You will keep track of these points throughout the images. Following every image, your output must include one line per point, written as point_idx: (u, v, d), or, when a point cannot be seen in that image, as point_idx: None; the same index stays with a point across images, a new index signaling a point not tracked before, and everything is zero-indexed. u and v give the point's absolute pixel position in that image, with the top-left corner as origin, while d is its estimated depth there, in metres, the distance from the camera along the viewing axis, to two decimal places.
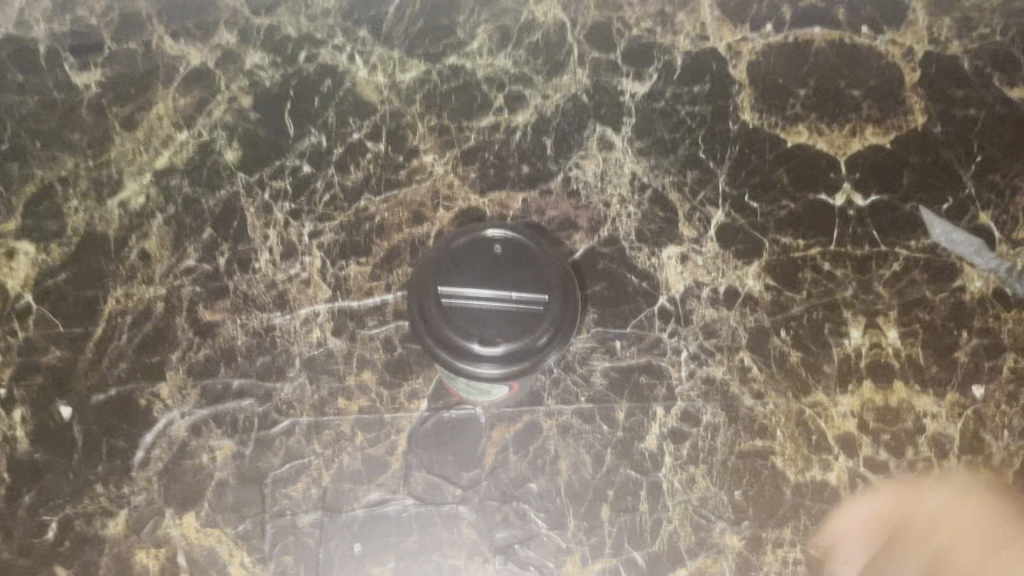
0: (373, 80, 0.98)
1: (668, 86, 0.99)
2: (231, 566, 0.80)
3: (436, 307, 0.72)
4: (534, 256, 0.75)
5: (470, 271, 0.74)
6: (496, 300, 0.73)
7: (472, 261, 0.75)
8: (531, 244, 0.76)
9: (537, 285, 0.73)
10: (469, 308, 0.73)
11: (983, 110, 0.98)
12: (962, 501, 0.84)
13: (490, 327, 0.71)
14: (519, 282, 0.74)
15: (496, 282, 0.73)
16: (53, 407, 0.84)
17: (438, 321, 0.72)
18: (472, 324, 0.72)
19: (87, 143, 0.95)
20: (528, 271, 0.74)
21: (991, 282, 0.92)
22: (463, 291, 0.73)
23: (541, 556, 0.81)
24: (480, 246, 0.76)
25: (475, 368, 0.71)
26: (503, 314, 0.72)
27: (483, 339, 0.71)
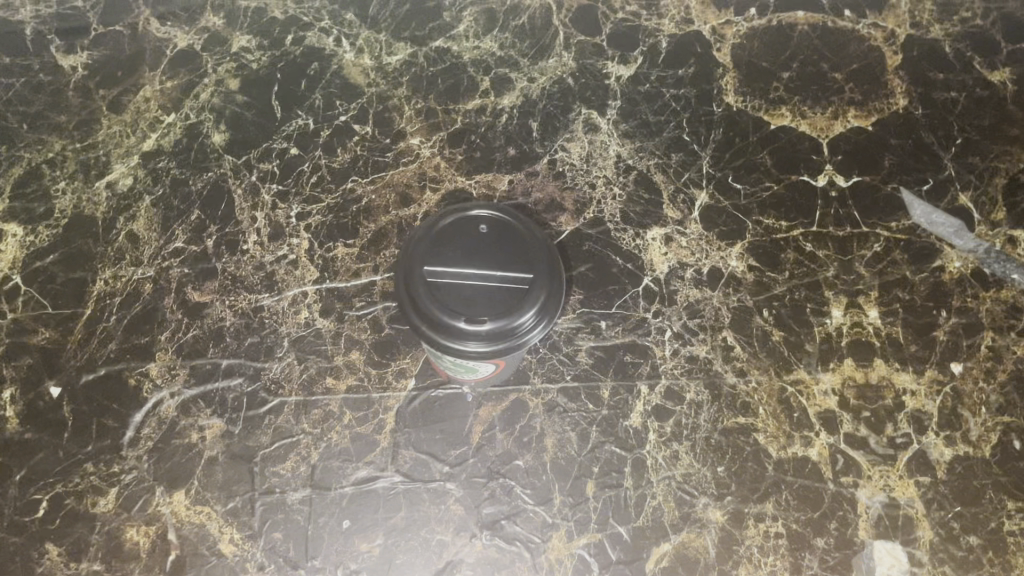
0: (361, 62, 1.01)
1: (653, 69, 1.03)
2: (220, 544, 0.79)
3: (422, 284, 0.73)
4: (520, 235, 0.76)
5: (456, 249, 0.75)
6: (481, 277, 0.73)
7: (457, 240, 0.75)
8: (517, 223, 0.77)
9: (522, 263, 0.74)
10: (455, 286, 0.73)
11: (960, 94, 1.02)
12: (942, 477, 0.84)
13: (475, 303, 0.72)
14: (504, 260, 0.74)
15: (481, 259, 0.74)
16: (42, 386, 0.85)
17: (424, 298, 0.72)
18: (457, 300, 0.72)
19: (76, 126, 0.96)
20: (514, 250, 0.75)
21: (970, 262, 0.93)
22: (449, 269, 0.74)
23: (526, 531, 0.81)
24: (466, 225, 0.77)
25: (461, 345, 0.72)
26: (489, 291, 0.73)
27: (468, 316, 0.72)
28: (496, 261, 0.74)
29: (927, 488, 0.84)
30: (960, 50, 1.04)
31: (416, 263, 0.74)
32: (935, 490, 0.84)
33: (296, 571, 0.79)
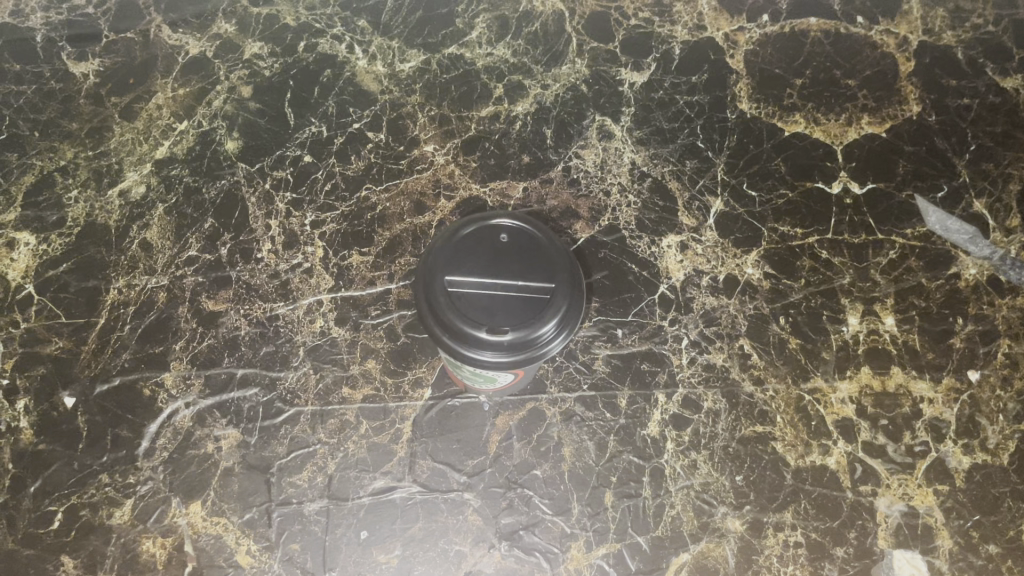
0: (373, 69, 1.01)
1: (666, 76, 1.02)
2: (237, 555, 0.79)
3: (443, 293, 0.72)
4: (541, 245, 0.76)
5: (476, 258, 0.74)
6: (502, 287, 0.73)
7: (478, 249, 0.75)
8: (538, 233, 0.76)
9: (543, 272, 0.74)
10: (476, 295, 0.73)
11: (973, 101, 1.01)
12: (961, 485, 0.84)
13: (496, 313, 0.71)
14: (524, 270, 0.74)
15: (502, 269, 0.74)
16: (56, 397, 0.84)
17: (445, 308, 0.72)
18: (479, 310, 0.72)
19: (88, 133, 0.95)
20: (534, 260, 0.75)
21: (985, 269, 0.93)
22: (469, 278, 0.73)
23: (545, 541, 0.81)
24: (487, 235, 0.76)
25: (482, 355, 0.71)
26: (509, 300, 0.72)
27: (489, 326, 0.71)
28: (517, 270, 0.74)
29: (946, 496, 0.84)
30: (973, 57, 1.03)
31: (437, 272, 0.74)
32: (954, 498, 0.84)
33: None
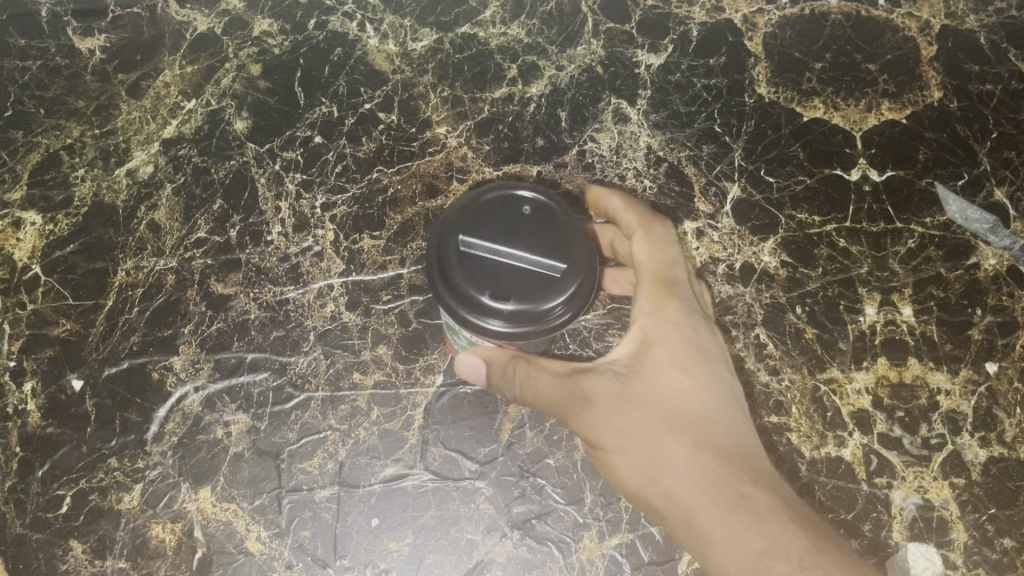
0: (385, 48, 0.99)
1: (683, 58, 1.01)
2: (246, 542, 0.78)
3: (453, 258, 0.71)
4: (563, 222, 0.74)
5: (494, 224, 0.73)
6: (514, 256, 0.71)
7: (498, 216, 0.73)
8: (562, 210, 0.74)
9: (559, 249, 0.72)
10: (486, 261, 0.71)
11: (996, 87, 0.99)
12: (977, 479, 0.83)
13: (502, 281, 0.70)
14: (541, 242, 0.72)
15: (519, 238, 0.72)
16: (64, 380, 0.83)
17: (453, 268, 0.71)
18: (486, 274, 0.70)
19: (94, 111, 0.94)
20: (553, 236, 0.73)
21: (1005, 259, 0.91)
22: (482, 241, 0.72)
23: (557, 531, 0.80)
24: (511, 203, 0.75)
25: (481, 322, 0.70)
26: (519, 271, 0.71)
27: (494, 292, 0.70)
28: (533, 243, 0.72)
29: (962, 489, 0.83)
30: (995, 42, 1.01)
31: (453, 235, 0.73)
32: (970, 491, 0.83)
33: (324, 570, 0.77)
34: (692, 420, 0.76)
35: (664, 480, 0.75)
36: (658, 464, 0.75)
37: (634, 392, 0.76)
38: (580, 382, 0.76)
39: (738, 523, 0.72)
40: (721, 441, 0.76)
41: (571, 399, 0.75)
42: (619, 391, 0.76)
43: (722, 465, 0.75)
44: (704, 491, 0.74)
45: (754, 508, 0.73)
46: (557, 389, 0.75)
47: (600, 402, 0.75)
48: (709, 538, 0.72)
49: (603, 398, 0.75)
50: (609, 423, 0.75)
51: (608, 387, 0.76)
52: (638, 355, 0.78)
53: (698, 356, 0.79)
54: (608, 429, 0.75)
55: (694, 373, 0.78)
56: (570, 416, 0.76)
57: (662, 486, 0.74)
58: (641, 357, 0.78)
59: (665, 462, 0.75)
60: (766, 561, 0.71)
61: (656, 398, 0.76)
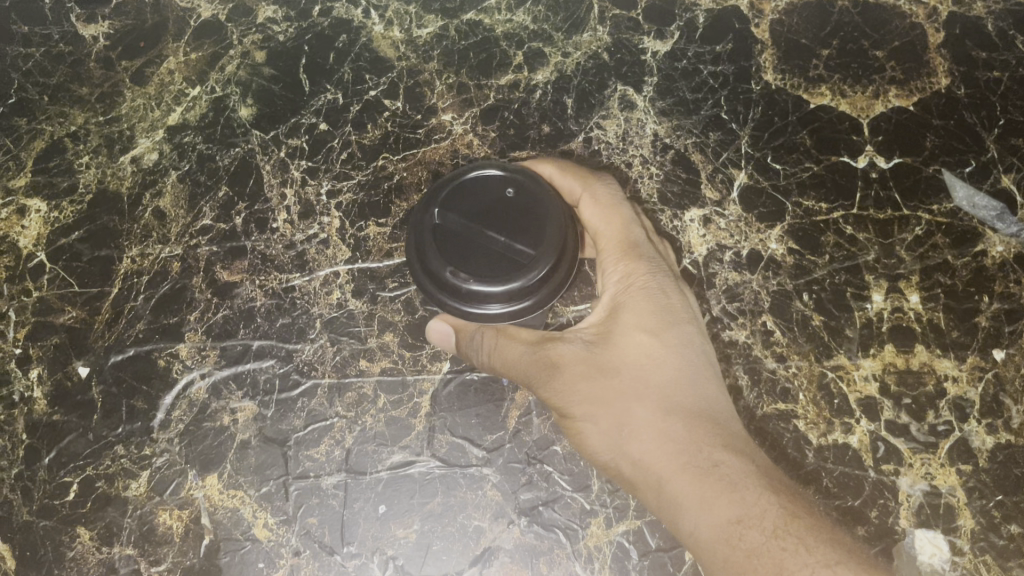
0: (390, 35, 0.98)
1: (689, 45, 1.00)
2: (254, 529, 0.78)
3: (431, 237, 0.76)
4: (540, 209, 0.77)
5: (472, 205, 0.78)
6: (485, 236, 0.76)
7: (480, 197, 0.78)
8: (542, 197, 0.78)
9: (529, 235, 0.75)
10: (458, 238, 0.76)
11: (1004, 74, 0.98)
12: (984, 465, 0.83)
13: (467, 258, 0.75)
14: (515, 226, 0.76)
15: (494, 221, 0.76)
16: (70, 367, 0.83)
17: (426, 242, 0.76)
18: (455, 251, 0.75)
19: (99, 98, 0.93)
20: (527, 221, 0.76)
21: (1012, 246, 0.90)
22: (457, 219, 0.77)
23: (565, 518, 0.79)
24: (495, 186, 0.79)
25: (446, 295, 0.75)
26: (486, 250, 0.75)
27: (457, 268, 0.75)
28: (506, 226, 0.76)
29: (969, 476, 0.82)
30: (1003, 29, 1.01)
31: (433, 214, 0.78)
32: (977, 478, 0.82)
33: (332, 556, 0.77)
34: (657, 383, 0.79)
35: (632, 445, 0.76)
36: (626, 429, 0.77)
37: (601, 358, 0.80)
38: (548, 350, 0.79)
39: (709, 488, 0.72)
40: (692, 407, 0.77)
41: (539, 364, 0.78)
42: (588, 359, 0.80)
43: (694, 431, 0.76)
44: (669, 452, 0.75)
45: (726, 472, 0.73)
46: (526, 355, 0.78)
47: (567, 369, 0.79)
48: (679, 501, 0.73)
49: (569, 364, 0.79)
50: (576, 389, 0.78)
51: (574, 353, 0.80)
52: (607, 323, 0.82)
53: (666, 318, 0.81)
54: (576, 395, 0.78)
55: (659, 336, 0.80)
56: (538, 383, 0.79)
57: (631, 453, 0.76)
58: (609, 325, 0.82)
59: (633, 427, 0.77)
60: (739, 526, 0.70)
61: (623, 365, 0.79)
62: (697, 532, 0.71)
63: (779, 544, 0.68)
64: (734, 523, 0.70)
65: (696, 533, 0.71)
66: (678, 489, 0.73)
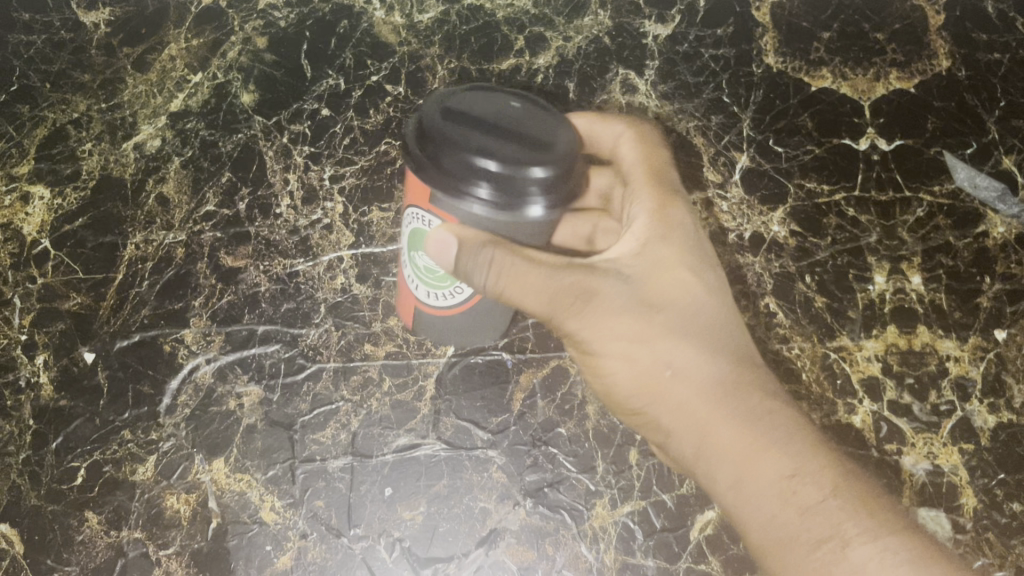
0: (391, 20, 0.99)
1: (691, 28, 1.00)
2: (262, 512, 0.77)
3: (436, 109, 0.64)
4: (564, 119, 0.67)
5: (489, 96, 0.66)
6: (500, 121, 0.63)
7: (496, 95, 0.66)
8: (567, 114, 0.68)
9: (550, 132, 0.64)
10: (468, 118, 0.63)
11: (1003, 57, 0.99)
12: (987, 445, 0.83)
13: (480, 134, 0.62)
14: (533, 117, 0.65)
15: (513, 112, 0.65)
16: (76, 353, 0.83)
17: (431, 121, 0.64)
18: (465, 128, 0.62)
19: (100, 84, 0.93)
20: (548, 121, 0.65)
21: (1013, 227, 0.91)
22: (469, 106, 0.64)
23: (570, 499, 0.80)
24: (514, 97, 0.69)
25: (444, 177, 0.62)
26: (501, 134, 0.63)
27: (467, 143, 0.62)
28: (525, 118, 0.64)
29: (971, 455, 0.82)
30: (1004, 12, 1.01)
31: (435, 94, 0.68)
32: (980, 456, 0.82)
33: (339, 539, 0.77)
34: (701, 326, 0.70)
35: (674, 390, 0.69)
36: (668, 377, 0.69)
37: (644, 293, 0.69)
38: (581, 275, 0.68)
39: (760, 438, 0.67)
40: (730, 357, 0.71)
41: (568, 293, 0.67)
42: (629, 293, 0.69)
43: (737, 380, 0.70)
44: (713, 401, 0.68)
45: (773, 427, 0.68)
46: (551, 280, 0.67)
47: (604, 302, 0.68)
48: (722, 450, 0.67)
49: (608, 296, 0.68)
50: (613, 323, 0.68)
51: (613, 284, 0.69)
52: (647, 255, 0.71)
53: (704, 261, 0.73)
54: (613, 331, 0.69)
55: (700, 277, 0.72)
56: (568, 313, 0.68)
57: (671, 398, 0.69)
58: (649, 257, 0.71)
59: (679, 375, 0.69)
60: (791, 482, 0.65)
61: (667, 300, 0.69)
62: (743, 483, 0.66)
63: (840, 511, 0.64)
64: (790, 476, 0.65)
65: (738, 485, 0.66)
66: (723, 437, 0.67)
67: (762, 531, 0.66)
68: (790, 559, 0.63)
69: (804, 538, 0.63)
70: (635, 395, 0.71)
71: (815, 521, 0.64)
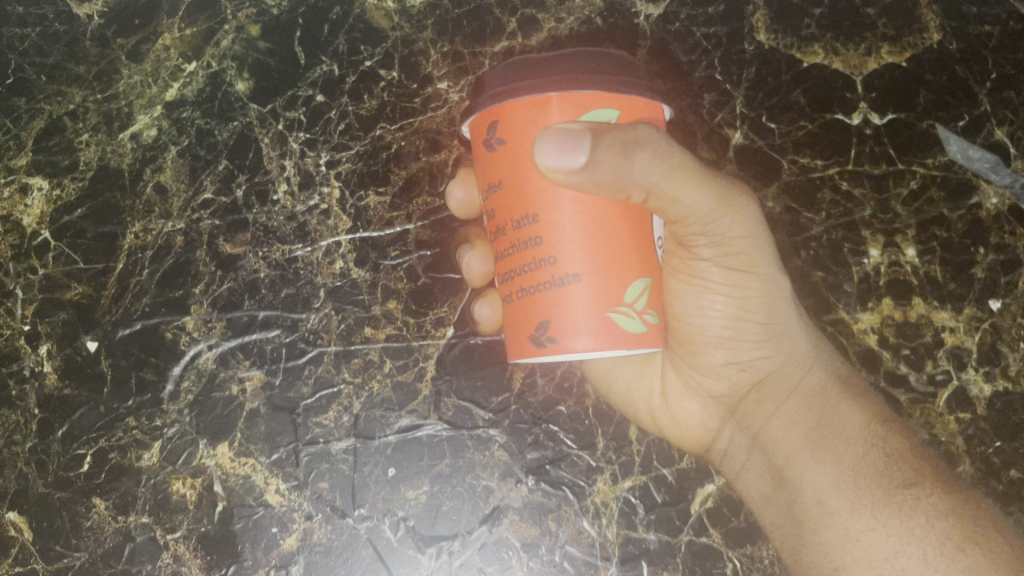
0: (384, 5, 0.92)
1: (682, 8, 0.93)
2: (266, 495, 0.82)
3: (607, 52, 0.66)
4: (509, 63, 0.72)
5: (525, 69, 0.65)
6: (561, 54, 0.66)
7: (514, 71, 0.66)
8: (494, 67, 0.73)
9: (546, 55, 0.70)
10: (568, 63, 0.64)
11: (1013, 24, 0.91)
12: (982, 413, 0.85)
13: (595, 55, 0.65)
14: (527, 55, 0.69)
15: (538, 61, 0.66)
16: (80, 343, 0.86)
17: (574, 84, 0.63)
18: (587, 58, 0.65)
19: (96, 76, 0.92)
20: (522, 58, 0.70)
21: (1006, 198, 0.88)
22: (546, 65, 0.64)
23: (571, 475, 0.82)
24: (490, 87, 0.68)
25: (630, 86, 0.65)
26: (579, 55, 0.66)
27: (606, 57, 0.66)
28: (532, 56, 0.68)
29: (968, 424, 0.85)
30: None
31: (577, 57, 0.65)
32: (976, 426, 0.85)
33: (343, 519, 0.81)
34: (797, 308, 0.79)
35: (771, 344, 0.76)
36: (787, 320, 0.76)
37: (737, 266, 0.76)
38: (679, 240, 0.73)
39: (857, 394, 0.76)
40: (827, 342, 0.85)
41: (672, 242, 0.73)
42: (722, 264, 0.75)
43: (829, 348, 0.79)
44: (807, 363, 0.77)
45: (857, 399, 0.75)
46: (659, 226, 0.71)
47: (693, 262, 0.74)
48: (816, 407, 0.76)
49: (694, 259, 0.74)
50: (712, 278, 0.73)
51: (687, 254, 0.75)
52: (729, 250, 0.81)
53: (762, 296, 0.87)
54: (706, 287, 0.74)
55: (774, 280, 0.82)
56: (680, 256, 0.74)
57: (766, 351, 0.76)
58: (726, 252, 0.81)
59: (793, 327, 0.76)
60: (875, 436, 0.72)
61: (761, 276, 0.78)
62: (834, 428, 0.74)
63: (918, 464, 0.71)
64: (877, 427, 0.73)
65: (826, 429, 0.74)
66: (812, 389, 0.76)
67: (840, 477, 0.72)
68: (866, 501, 0.70)
69: (882, 483, 0.70)
70: (756, 331, 0.75)
71: (901, 469, 0.70)
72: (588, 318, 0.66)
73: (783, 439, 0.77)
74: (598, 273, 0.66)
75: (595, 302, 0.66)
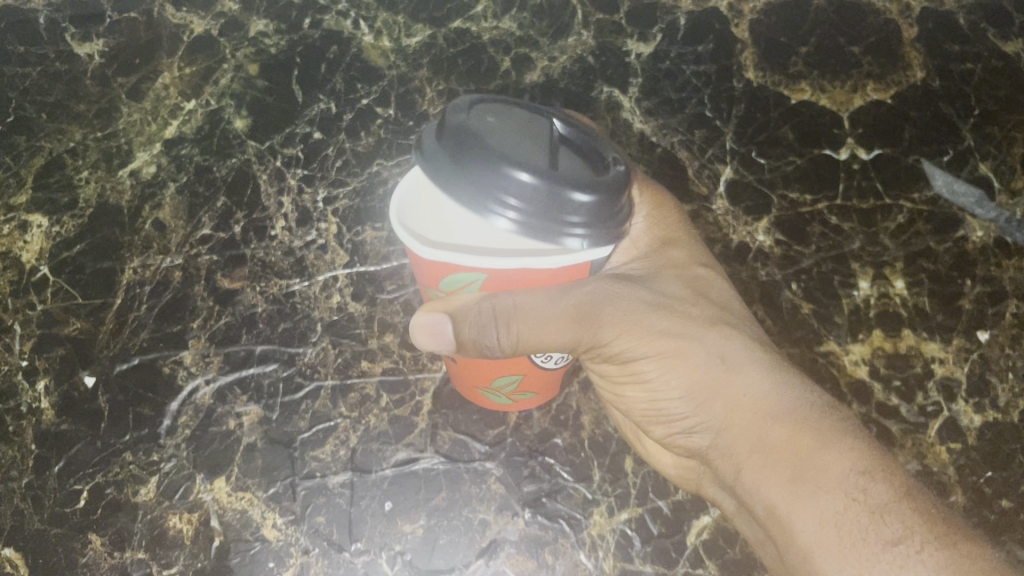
0: (380, 44, 1.04)
1: (673, 47, 1.02)
2: (263, 529, 0.77)
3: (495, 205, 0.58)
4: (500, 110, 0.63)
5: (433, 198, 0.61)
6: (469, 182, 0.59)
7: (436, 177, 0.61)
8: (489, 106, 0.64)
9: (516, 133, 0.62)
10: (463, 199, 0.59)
11: (977, 66, 0.98)
12: (972, 443, 0.79)
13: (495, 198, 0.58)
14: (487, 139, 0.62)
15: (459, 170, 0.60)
16: (76, 378, 0.84)
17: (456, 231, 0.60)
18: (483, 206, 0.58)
19: (96, 114, 0.98)
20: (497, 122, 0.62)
21: (991, 231, 0.89)
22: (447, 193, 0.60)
23: (568, 508, 0.79)
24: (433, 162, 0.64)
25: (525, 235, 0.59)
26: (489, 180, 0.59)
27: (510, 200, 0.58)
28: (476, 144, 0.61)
29: (959, 454, 0.78)
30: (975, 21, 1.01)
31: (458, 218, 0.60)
32: (967, 455, 0.78)
33: (339, 554, 0.75)
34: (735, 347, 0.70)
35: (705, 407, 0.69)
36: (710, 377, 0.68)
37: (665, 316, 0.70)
38: None
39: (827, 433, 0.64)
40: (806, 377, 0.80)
41: None
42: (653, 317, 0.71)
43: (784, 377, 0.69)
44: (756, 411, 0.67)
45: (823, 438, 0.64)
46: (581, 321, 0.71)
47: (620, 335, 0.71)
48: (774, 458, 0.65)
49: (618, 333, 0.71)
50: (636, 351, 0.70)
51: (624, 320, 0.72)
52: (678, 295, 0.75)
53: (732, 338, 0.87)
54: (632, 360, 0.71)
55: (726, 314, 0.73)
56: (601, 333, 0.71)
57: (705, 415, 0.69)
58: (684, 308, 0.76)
59: (721, 380, 0.68)
60: (849, 483, 0.62)
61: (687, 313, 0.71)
62: (808, 478, 0.63)
63: (907, 512, 0.60)
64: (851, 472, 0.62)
65: (798, 483, 0.63)
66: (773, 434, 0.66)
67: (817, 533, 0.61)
68: (853, 564, 0.59)
69: (869, 541, 0.59)
70: (677, 403, 0.71)
71: (886, 522, 0.60)
72: (466, 387, 0.84)
73: (759, 490, 0.66)
74: (471, 368, 0.78)
75: (468, 384, 0.82)
